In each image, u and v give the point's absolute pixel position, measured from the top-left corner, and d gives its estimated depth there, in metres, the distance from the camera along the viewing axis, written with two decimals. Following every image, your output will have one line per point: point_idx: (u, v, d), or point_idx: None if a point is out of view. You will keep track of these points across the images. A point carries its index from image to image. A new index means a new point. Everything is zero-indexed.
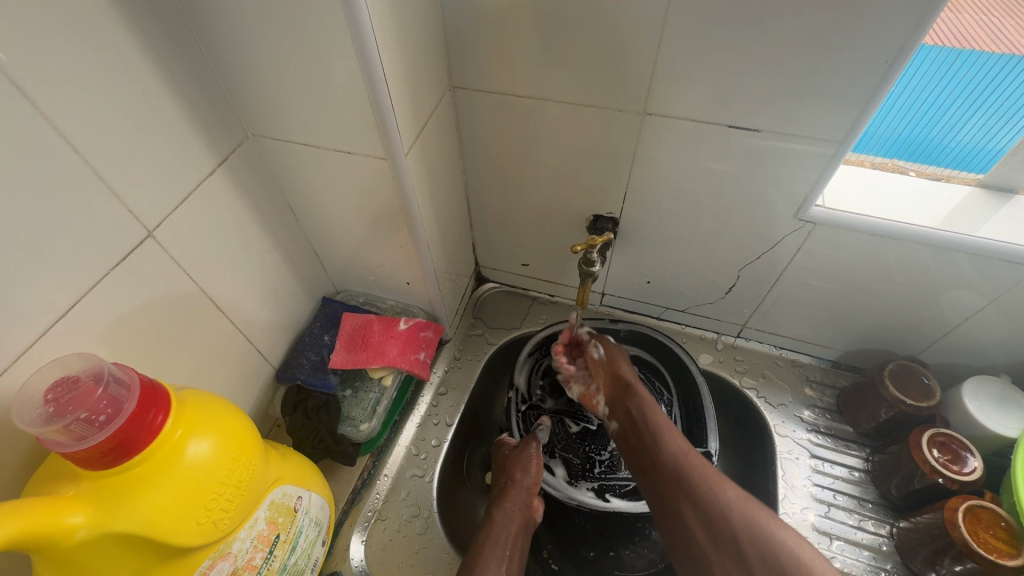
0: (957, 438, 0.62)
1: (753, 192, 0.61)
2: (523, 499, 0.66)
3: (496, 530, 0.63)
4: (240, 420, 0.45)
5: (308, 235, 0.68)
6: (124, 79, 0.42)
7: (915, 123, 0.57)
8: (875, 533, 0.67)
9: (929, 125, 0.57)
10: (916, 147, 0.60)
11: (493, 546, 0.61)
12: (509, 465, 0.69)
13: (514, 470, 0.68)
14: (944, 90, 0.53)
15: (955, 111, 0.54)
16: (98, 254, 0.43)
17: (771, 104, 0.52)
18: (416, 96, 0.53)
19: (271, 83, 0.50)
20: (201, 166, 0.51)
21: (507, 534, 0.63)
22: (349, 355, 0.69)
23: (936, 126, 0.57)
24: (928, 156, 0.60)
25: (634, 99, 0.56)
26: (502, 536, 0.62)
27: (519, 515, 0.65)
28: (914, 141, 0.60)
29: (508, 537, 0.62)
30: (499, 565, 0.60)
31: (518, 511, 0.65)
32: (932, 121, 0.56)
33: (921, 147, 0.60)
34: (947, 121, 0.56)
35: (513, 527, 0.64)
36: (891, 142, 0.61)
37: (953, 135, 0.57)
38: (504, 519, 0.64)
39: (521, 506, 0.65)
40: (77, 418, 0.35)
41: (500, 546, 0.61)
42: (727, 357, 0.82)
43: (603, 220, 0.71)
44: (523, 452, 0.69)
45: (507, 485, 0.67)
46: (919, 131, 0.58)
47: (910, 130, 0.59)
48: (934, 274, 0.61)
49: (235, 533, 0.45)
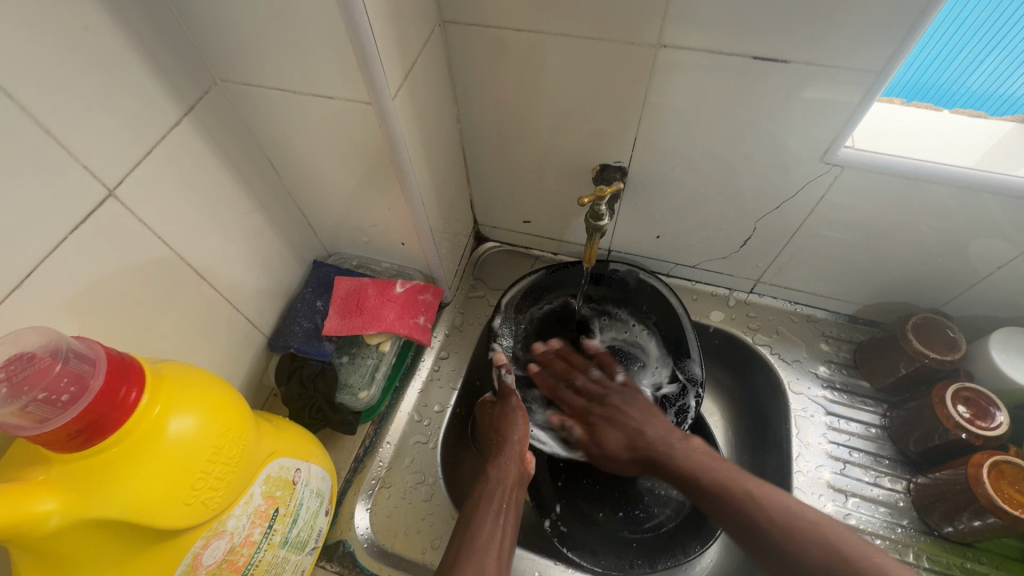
0: (984, 394, 0.60)
1: (776, 136, 0.56)
2: (518, 454, 0.61)
3: (492, 485, 0.57)
4: (225, 393, 0.42)
5: (292, 194, 0.63)
6: (60, 11, 0.36)
7: (924, 68, 0.53)
8: (891, 489, 0.66)
9: (939, 70, 0.53)
10: (926, 94, 0.56)
11: (489, 500, 0.56)
12: (498, 422, 0.64)
13: (504, 428, 0.63)
14: (955, 33, 0.48)
15: (965, 56, 0.50)
16: (52, 216, 0.39)
17: (805, 32, 0.46)
18: (401, 30, 0.47)
19: (233, 17, 0.43)
20: (164, 118, 0.46)
21: (504, 488, 0.57)
22: (343, 320, 0.66)
23: (946, 71, 0.53)
24: (943, 103, 0.56)
25: (647, 30, 0.50)
26: (499, 490, 0.57)
27: (513, 470, 0.59)
28: (924, 88, 0.55)
29: (505, 490, 0.57)
30: (495, 520, 0.54)
31: (514, 466, 0.59)
32: (941, 66, 0.52)
33: (932, 94, 0.56)
34: (959, 65, 0.51)
35: (510, 482, 0.58)
36: (899, 83, 0.56)
37: (963, 81, 0.53)
38: (500, 475, 0.58)
39: (515, 461, 0.60)
40: (34, 399, 0.32)
41: (498, 499, 0.56)
42: (740, 314, 0.79)
43: (611, 169, 0.65)
44: (506, 406, 0.65)
45: (500, 442, 0.62)
46: (928, 77, 0.54)
47: (920, 76, 0.54)
48: (967, 222, 0.57)
49: (228, 512, 0.42)
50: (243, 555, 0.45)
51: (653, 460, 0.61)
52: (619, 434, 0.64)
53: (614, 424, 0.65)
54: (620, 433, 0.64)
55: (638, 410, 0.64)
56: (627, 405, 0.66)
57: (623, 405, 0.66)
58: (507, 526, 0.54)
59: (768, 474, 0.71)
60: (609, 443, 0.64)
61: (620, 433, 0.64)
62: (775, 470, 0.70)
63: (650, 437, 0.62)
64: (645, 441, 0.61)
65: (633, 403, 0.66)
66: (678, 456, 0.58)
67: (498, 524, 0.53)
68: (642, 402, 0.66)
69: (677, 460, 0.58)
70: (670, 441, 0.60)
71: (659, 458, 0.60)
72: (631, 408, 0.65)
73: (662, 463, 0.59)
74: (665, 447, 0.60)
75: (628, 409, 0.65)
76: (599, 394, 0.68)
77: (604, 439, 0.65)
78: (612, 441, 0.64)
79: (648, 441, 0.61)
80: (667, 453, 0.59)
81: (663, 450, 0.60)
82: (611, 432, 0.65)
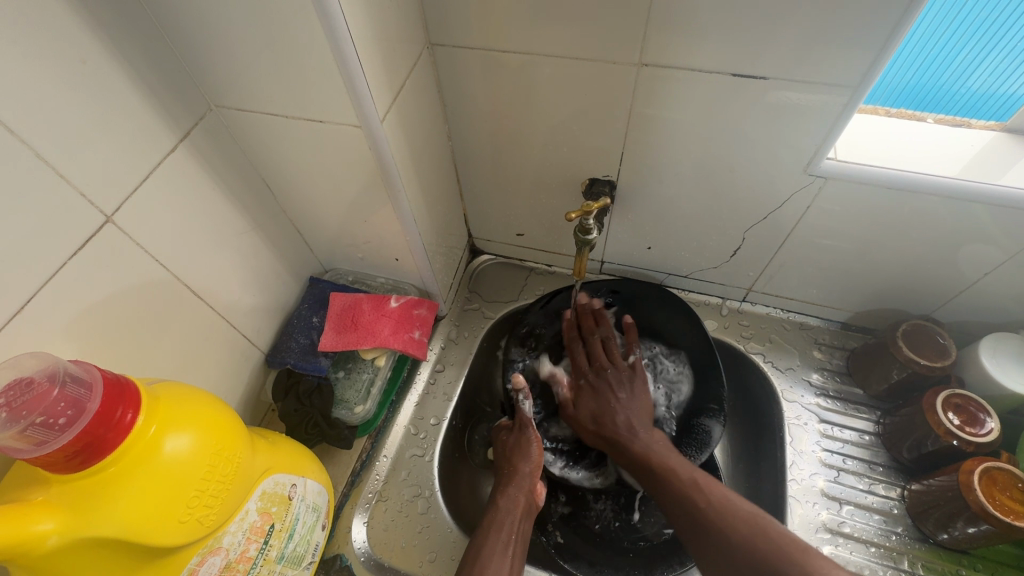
0: (973, 399, 0.61)
1: (760, 147, 0.57)
2: (528, 484, 0.61)
3: (501, 515, 0.58)
4: (221, 412, 0.43)
5: (288, 213, 0.65)
6: (60, 48, 0.38)
7: (923, 70, 0.53)
8: (885, 497, 0.66)
9: (938, 72, 0.53)
10: (924, 97, 0.56)
11: (497, 531, 0.56)
12: (511, 452, 0.64)
13: (516, 458, 0.63)
14: (954, 33, 0.49)
15: (965, 55, 0.50)
16: (52, 244, 0.40)
17: (780, 50, 0.48)
18: (387, 55, 0.48)
19: (225, 47, 0.45)
20: (160, 143, 0.48)
21: (512, 519, 0.57)
22: (338, 336, 0.67)
23: (945, 73, 0.52)
24: (937, 105, 0.56)
25: (629, 50, 0.52)
26: (507, 521, 0.57)
27: (521, 502, 0.60)
28: (922, 91, 0.55)
29: (514, 522, 0.57)
30: (504, 549, 0.55)
31: (522, 496, 0.60)
32: (940, 69, 0.52)
33: (930, 96, 0.56)
34: (955, 69, 0.52)
35: (518, 511, 0.59)
36: (895, 87, 0.56)
37: (964, 82, 0.53)
38: (508, 505, 0.59)
39: (525, 491, 0.60)
40: (32, 423, 0.33)
41: (506, 530, 0.56)
42: (733, 322, 0.79)
43: (600, 183, 0.66)
44: (523, 436, 0.65)
45: (509, 472, 0.62)
46: (928, 78, 0.54)
47: (919, 78, 0.54)
48: (952, 229, 0.57)
49: (224, 528, 0.43)
50: (239, 571, 0.46)
51: (614, 442, 0.63)
52: (593, 404, 0.66)
53: (596, 396, 0.66)
54: (595, 403, 0.65)
55: (626, 396, 0.65)
56: (617, 386, 0.66)
57: (615, 388, 0.66)
58: (514, 558, 0.55)
59: (764, 485, 0.71)
60: (580, 407, 0.66)
61: (593, 406, 0.65)
62: (771, 480, 0.70)
63: (618, 422, 0.63)
64: (613, 424, 0.63)
65: (626, 386, 0.66)
66: (639, 445, 0.61)
67: (506, 557, 0.54)
68: (636, 391, 0.65)
69: (635, 448, 0.60)
70: (635, 431, 0.62)
71: (617, 442, 0.62)
72: (621, 392, 0.65)
73: (622, 446, 0.62)
74: (627, 436, 0.62)
75: (617, 391, 0.65)
76: (600, 363, 0.68)
77: (580, 403, 0.67)
78: (584, 406, 0.66)
79: (616, 427, 0.63)
80: (628, 440, 0.61)
81: (626, 436, 0.62)
82: (588, 400, 0.66)
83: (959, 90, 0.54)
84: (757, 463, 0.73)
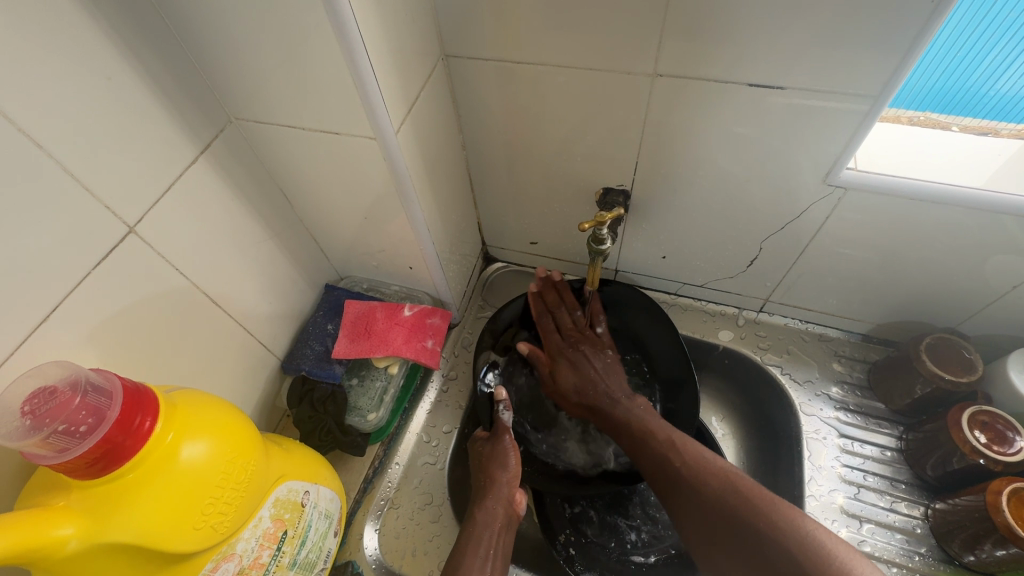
0: (1001, 417, 0.59)
1: (778, 158, 0.56)
2: (506, 495, 0.60)
3: (478, 530, 0.57)
4: (236, 419, 0.44)
5: (305, 222, 0.66)
6: (85, 62, 0.39)
7: (949, 73, 0.49)
8: (908, 515, 0.64)
9: (965, 75, 0.49)
10: (949, 101, 0.52)
11: (475, 547, 0.56)
12: (486, 462, 0.63)
13: (492, 468, 0.62)
14: (982, 33, 0.46)
15: (994, 56, 0.47)
16: (78, 254, 0.42)
17: (798, 61, 0.47)
18: (402, 67, 0.49)
19: (245, 64, 0.46)
20: (182, 156, 0.49)
21: (491, 533, 0.57)
22: (352, 344, 0.68)
23: (973, 75, 0.49)
24: (964, 109, 0.53)
25: (644, 61, 0.51)
26: (486, 535, 0.57)
27: (500, 512, 0.60)
28: (948, 94, 0.52)
29: (492, 536, 0.57)
30: (483, 564, 0.54)
31: (501, 509, 0.60)
32: (967, 70, 0.49)
33: (955, 99, 0.52)
34: (984, 71, 0.48)
35: (497, 526, 0.58)
36: (920, 89, 0.52)
37: (992, 86, 0.49)
38: (487, 518, 0.58)
39: (503, 503, 0.60)
40: (55, 430, 0.34)
41: (485, 544, 0.56)
42: (749, 333, 0.78)
43: (614, 192, 0.66)
44: (497, 446, 0.64)
45: (486, 483, 0.61)
46: (955, 81, 0.50)
47: (945, 80, 0.50)
48: (979, 240, 0.56)
49: (237, 535, 0.44)
50: None
51: (595, 407, 0.66)
52: (574, 377, 0.68)
53: (575, 368, 0.68)
54: (575, 375, 0.68)
55: (602, 364, 0.68)
56: (593, 355, 0.69)
57: (590, 357, 0.69)
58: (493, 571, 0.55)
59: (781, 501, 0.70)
60: (560, 380, 0.68)
61: (574, 377, 0.68)
62: (788, 496, 0.69)
63: (601, 391, 0.66)
64: (595, 393, 0.66)
65: (600, 357, 0.69)
66: (620, 411, 0.64)
67: (486, 568, 0.54)
68: (609, 360, 0.69)
69: (618, 413, 0.64)
70: (616, 398, 0.66)
71: (601, 408, 0.65)
72: (596, 362, 0.68)
73: (605, 414, 0.65)
74: (610, 404, 0.65)
75: (593, 361, 0.69)
76: (572, 336, 0.71)
77: (559, 376, 0.69)
78: (565, 379, 0.68)
79: (598, 395, 0.66)
80: (611, 407, 0.65)
81: (610, 405, 0.65)
82: (567, 372, 0.68)
83: (987, 92, 0.50)
84: (773, 475, 0.72)
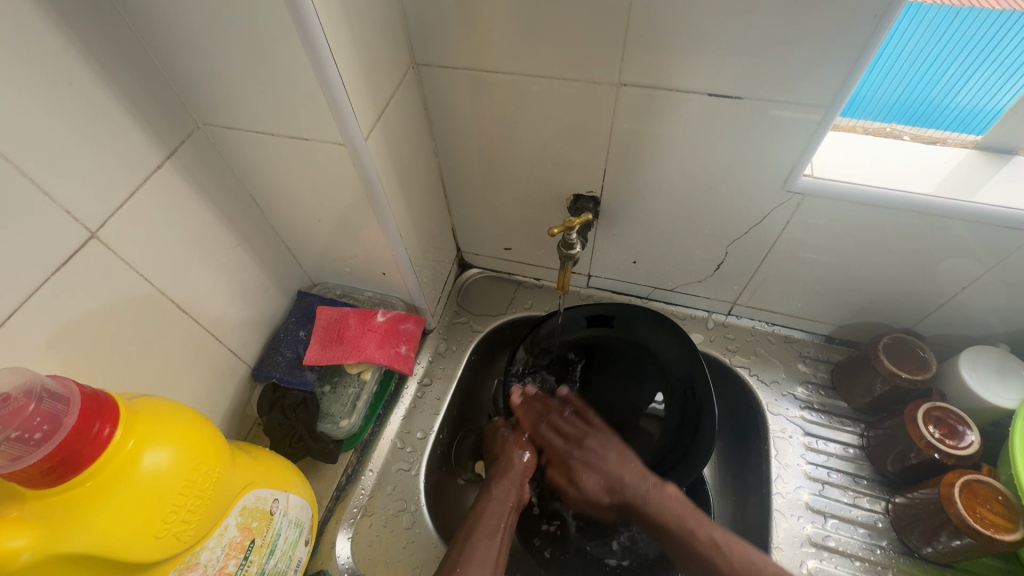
0: (953, 412, 0.61)
1: (740, 164, 0.58)
2: (518, 480, 0.64)
3: (491, 505, 0.61)
4: (202, 427, 0.43)
5: (276, 229, 0.66)
6: (46, 66, 0.39)
7: (914, 86, 0.54)
8: (870, 510, 0.66)
9: (928, 88, 0.54)
10: (913, 112, 0.57)
11: (488, 517, 0.60)
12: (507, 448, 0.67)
13: (513, 454, 0.67)
14: (942, 50, 0.50)
15: (953, 72, 0.51)
16: (36, 258, 0.41)
17: (751, 72, 0.49)
18: (372, 74, 0.49)
19: (213, 69, 0.46)
20: (147, 161, 0.48)
21: (503, 508, 0.61)
22: (324, 350, 0.68)
23: (934, 89, 0.54)
24: (925, 120, 0.57)
25: (608, 70, 0.53)
26: (496, 509, 0.61)
27: (513, 493, 0.63)
28: (912, 106, 0.56)
29: (503, 511, 0.61)
30: (490, 539, 0.58)
31: (512, 492, 0.63)
32: (928, 84, 0.53)
33: (918, 111, 0.57)
34: (945, 84, 0.53)
35: (508, 505, 0.62)
36: (886, 101, 0.56)
37: (951, 98, 0.54)
38: (501, 495, 0.62)
39: (514, 487, 0.63)
40: (7, 438, 0.33)
41: (495, 519, 0.60)
42: (718, 336, 0.80)
43: (584, 199, 0.68)
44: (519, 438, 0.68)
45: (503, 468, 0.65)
46: (918, 93, 0.55)
47: (909, 94, 0.55)
48: (930, 243, 0.58)
49: (201, 544, 0.43)
50: None
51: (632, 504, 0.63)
52: (597, 479, 0.65)
53: (592, 468, 0.65)
54: (597, 477, 0.65)
55: (615, 455, 0.65)
56: (604, 449, 0.66)
57: (601, 451, 0.66)
58: (502, 546, 0.58)
59: (749, 497, 0.71)
60: (586, 487, 0.65)
61: (597, 478, 0.65)
62: (756, 492, 0.71)
63: (627, 483, 0.63)
64: (624, 489, 0.63)
65: (610, 446, 0.66)
66: (652, 503, 0.61)
67: (494, 540, 0.58)
68: (620, 449, 0.66)
69: (652, 507, 0.61)
70: (644, 489, 0.62)
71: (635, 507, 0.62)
72: (608, 454, 0.66)
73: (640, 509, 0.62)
74: (641, 497, 0.62)
75: (606, 455, 0.66)
76: (575, 438, 0.68)
77: (583, 483, 0.65)
78: (590, 484, 0.65)
79: (625, 488, 0.63)
80: (642, 501, 0.62)
81: (639, 498, 0.62)
82: (588, 476, 0.65)
83: (947, 104, 0.55)
84: (741, 472, 0.74)
